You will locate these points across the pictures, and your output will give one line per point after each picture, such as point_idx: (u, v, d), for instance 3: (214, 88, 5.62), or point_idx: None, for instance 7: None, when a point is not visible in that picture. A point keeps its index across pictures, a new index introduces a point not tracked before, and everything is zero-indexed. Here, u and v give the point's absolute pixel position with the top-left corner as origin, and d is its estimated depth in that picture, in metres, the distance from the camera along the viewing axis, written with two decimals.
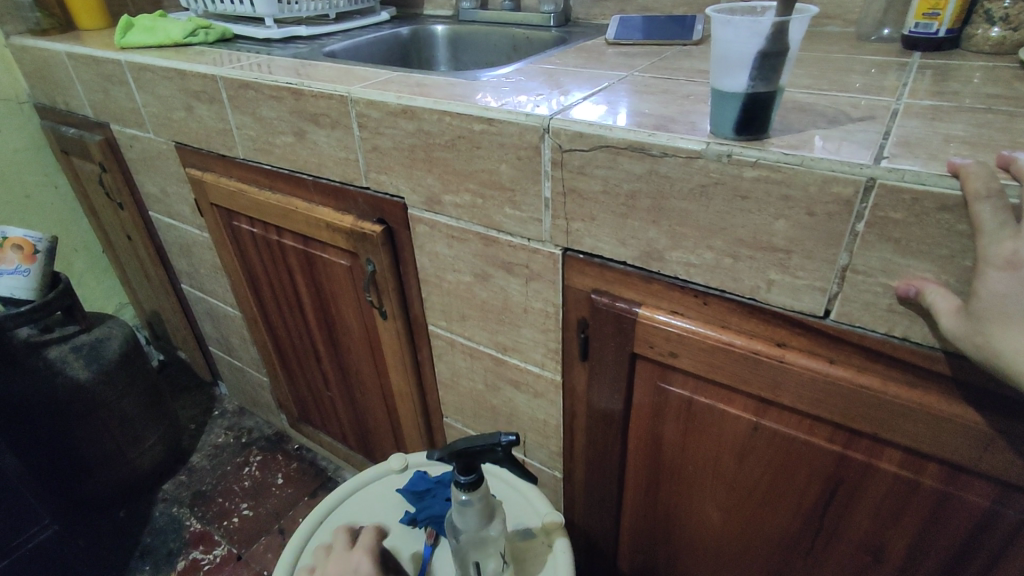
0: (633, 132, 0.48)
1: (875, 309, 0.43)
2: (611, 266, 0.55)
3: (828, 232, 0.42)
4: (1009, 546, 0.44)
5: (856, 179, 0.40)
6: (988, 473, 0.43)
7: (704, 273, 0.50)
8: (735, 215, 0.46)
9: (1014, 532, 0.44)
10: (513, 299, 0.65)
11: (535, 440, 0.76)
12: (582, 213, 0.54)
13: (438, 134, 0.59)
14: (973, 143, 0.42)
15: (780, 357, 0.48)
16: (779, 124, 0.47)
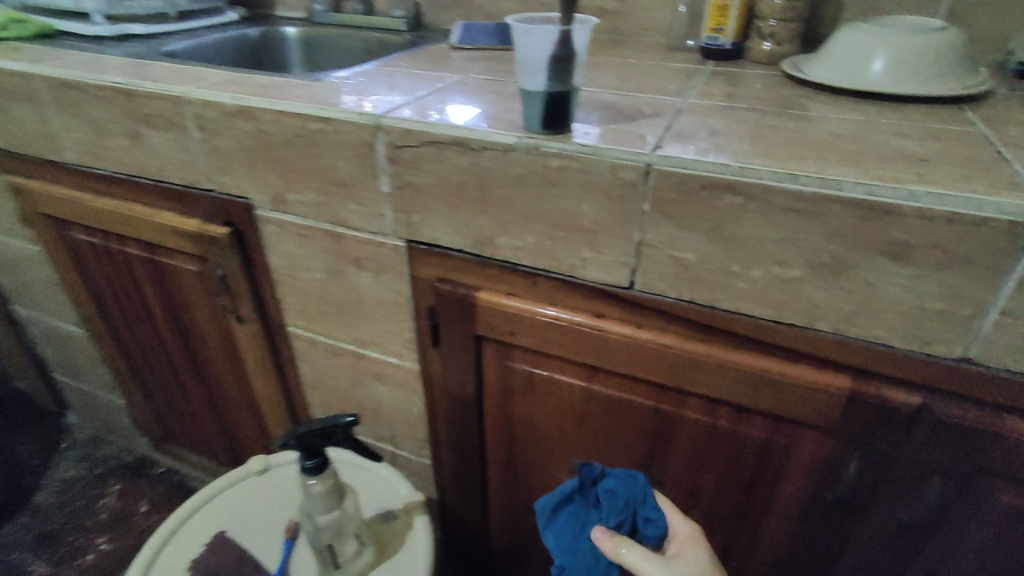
0: (456, 129, 0.52)
1: (666, 277, 0.50)
2: (450, 254, 0.59)
3: (622, 212, 0.49)
4: (783, 466, 0.54)
5: (636, 165, 0.46)
6: (762, 408, 0.52)
7: (529, 255, 0.55)
8: (548, 201, 0.51)
9: (784, 454, 0.53)
10: (366, 293, 0.67)
11: (402, 431, 0.79)
12: (419, 206, 0.57)
13: (277, 134, 0.60)
14: (730, 135, 0.51)
15: (597, 326, 0.55)
16: (583, 121, 0.53)
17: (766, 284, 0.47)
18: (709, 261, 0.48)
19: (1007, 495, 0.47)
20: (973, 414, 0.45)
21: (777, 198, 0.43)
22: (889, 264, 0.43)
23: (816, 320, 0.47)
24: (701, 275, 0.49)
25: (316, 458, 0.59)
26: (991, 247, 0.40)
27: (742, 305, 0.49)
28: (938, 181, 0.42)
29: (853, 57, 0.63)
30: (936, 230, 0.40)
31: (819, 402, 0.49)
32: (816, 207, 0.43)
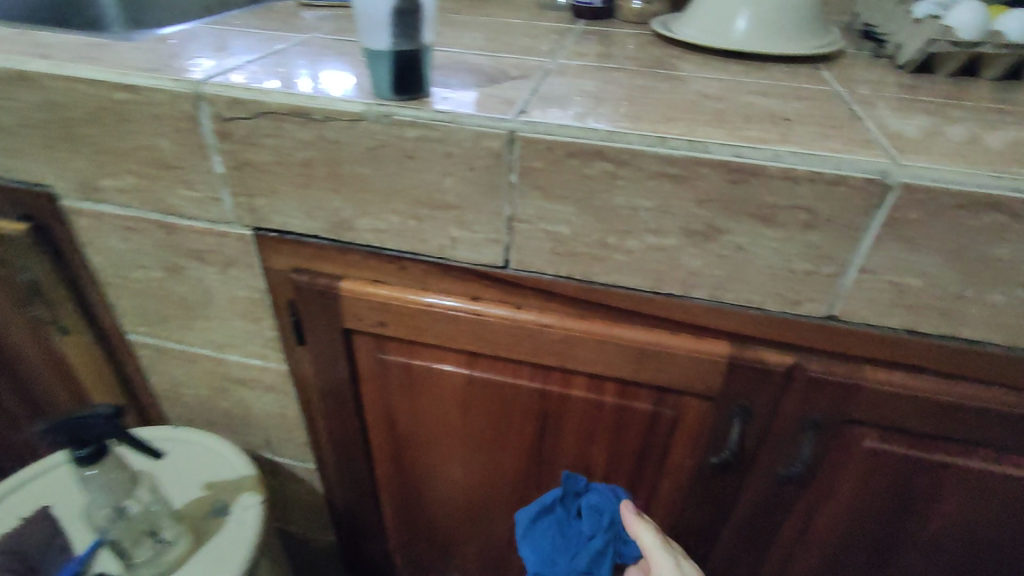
0: (293, 96, 0.45)
1: (541, 253, 0.47)
2: (305, 241, 0.52)
3: (489, 185, 0.45)
4: (671, 435, 0.54)
5: (498, 132, 0.42)
6: (646, 381, 0.50)
7: (394, 238, 0.50)
8: (408, 176, 0.46)
9: (670, 424, 0.53)
10: (214, 291, 0.59)
11: (278, 437, 0.71)
12: (261, 187, 0.50)
13: (72, 106, 0.49)
14: (598, 97, 0.47)
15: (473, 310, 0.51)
16: (443, 84, 0.48)
17: (642, 254, 0.45)
18: (584, 233, 0.45)
19: (870, 441, 0.49)
20: (838, 368, 0.46)
21: (647, 164, 0.41)
22: (758, 227, 0.42)
23: (692, 288, 0.46)
24: (576, 249, 0.46)
25: (87, 448, 0.52)
26: (851, 206, 0.39)
27: (620, 278, 0.47)
28: (801, 140, 0.41)
29: (717, 14, 0.62)
30: (800, 191, 0.40)
31: (700, 370, 0.48)
32: (685, 172, 0.41)
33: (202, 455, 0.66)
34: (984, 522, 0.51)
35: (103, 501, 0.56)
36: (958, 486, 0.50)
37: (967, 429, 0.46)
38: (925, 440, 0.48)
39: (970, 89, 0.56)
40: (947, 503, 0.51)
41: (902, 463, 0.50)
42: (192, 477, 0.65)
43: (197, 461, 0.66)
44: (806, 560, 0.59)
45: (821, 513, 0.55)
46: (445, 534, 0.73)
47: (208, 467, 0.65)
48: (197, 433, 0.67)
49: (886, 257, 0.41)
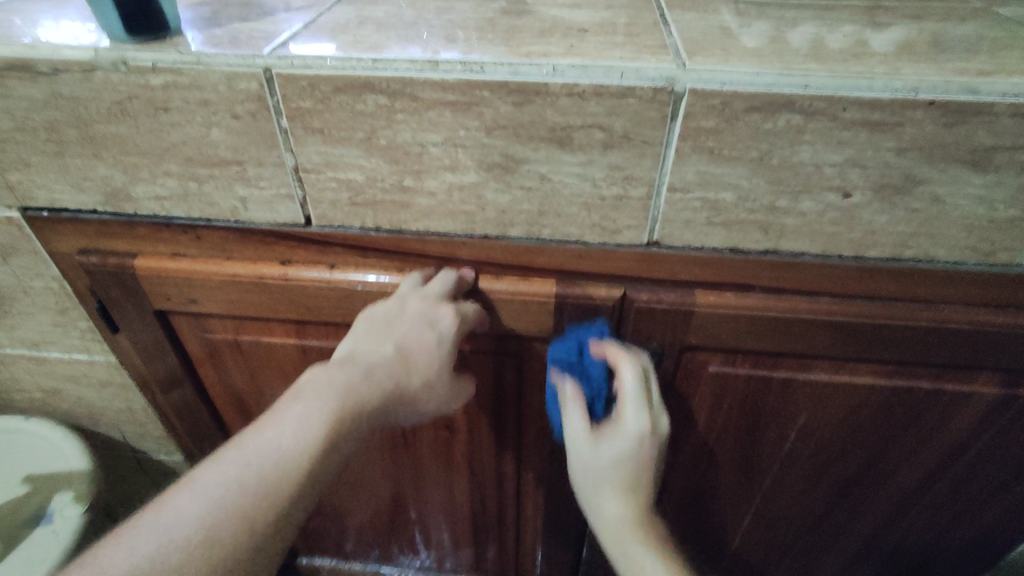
0: (7, 46, 0.38)
1: (341, 205, 0.43)
2: (83, 218, 0.46)
3: (261, 134, 0.39)
4: (520, 381, 0.52)
5: (252, 71, 0.37)
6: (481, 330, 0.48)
7: (179, 204, 0.44)
8: (170, 131, 0.40)
9: (516, 369, 0.51)
10: (5, 284, 0.52)
11: (134, 433, 0.66)
12: (10, 160, 0.43)
13: None
14: (383, 22, 0.42)
15: (283, 276, 0.46)
16: (203, 20, 0.41)
17: (446, 196, 0.41)
18: (380, 178, 0.41)
19: (714, 366, 0.48)
20: (666, 296, 0.44)
21: (423, 92, 0.36)
22: (556, 153, 0.38)
23: (507, 227, 0.42)
24: (376, 196, 0.42)
25: None
26: (645, 119, 0.36)
27: (432, 223, 0.43)
28: (590, 52, 0.37)
29: None
30: (589, 108, 0.36)
31: (531, 314, 0.46)
32: (466, 98, 0.36)
33: (38, 448, 0.60)
34: (836, 431, 0.51)
35: None
36: (804, 398, 0.49)
37: (801, 342, 0.45)
38: (765, 357, 0.47)
39: None
40: (798, 417, 0.51)
41: (747, 384, 0.49)
42: (21, 473, 0.59)
43: (25, 454, 0.59)
44: (680, 488, 0.59)
45: (684, 441, 0.54)
46: (332, 503, 0.71)
47: (31, 458, 0.59)
48: (41, 423, 0.61)
49: (693, 172, 0.38)
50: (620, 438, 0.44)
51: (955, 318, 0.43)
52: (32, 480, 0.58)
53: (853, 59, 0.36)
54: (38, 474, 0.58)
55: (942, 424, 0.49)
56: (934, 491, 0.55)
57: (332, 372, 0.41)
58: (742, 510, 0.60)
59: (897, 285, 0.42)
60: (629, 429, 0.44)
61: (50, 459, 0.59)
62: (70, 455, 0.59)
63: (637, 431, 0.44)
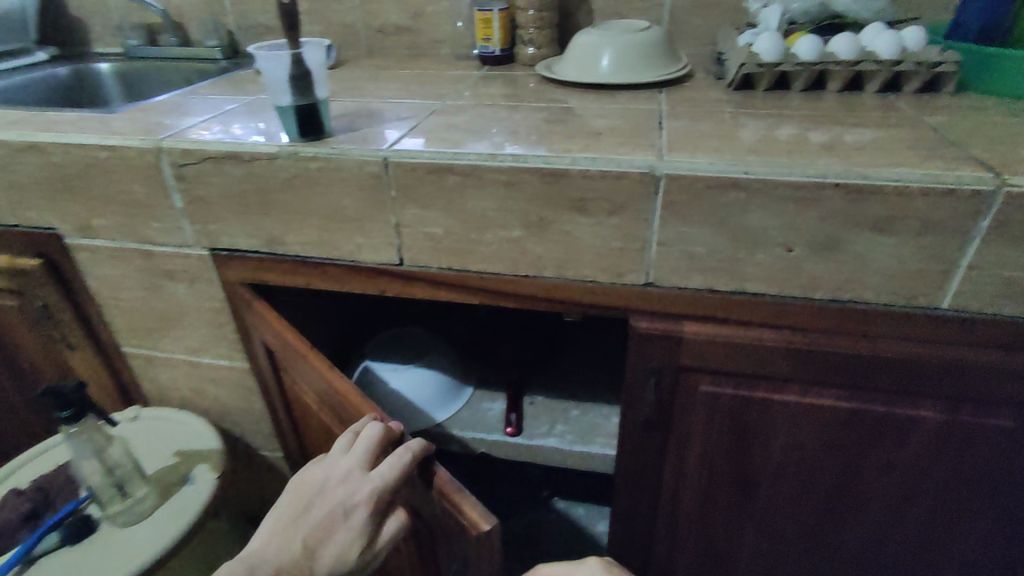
0: (226, 144, 0.59)
1: (425, 251, 0.60)
2: (249, 256, 0.66)
3: (377, 200, 0.58)
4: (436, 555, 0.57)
5: (376, 160, 0.56)
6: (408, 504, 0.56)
7: (315, 247, 0.63)
8: (317, 199, 0.60)
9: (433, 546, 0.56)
10: (186, 304, 0.73)
11: (250, 430, 0.84)
12: (211, 216, 0.64)
13: (69, 165, 0.64)
14: (462, 129, 0.61)
15: (306, 356, 0.62)
16: (343, 127, 0.62)
17: (499, 245, 0.58)
18: (453, 233, 0.59)
19: (704, 385, 0.61)
20: (662, 323, 0.58)
21: (486, 174, 0.54)
22: (575, 215, 0.55)
23: (542, 269, 0.58)
24: (449, 246, 0.59)
25: (75, 414, 0.60)
26: (637, 193, 0.52)
27: (487, 266, 0.60)
28: (598, 149, 0.54)
29: (585, 55, 0.77)
30: (595, 186, 0.53)
31: (430, 491, 0.51)
32: (512, 179, 0.54)
33: (186, 432, 0.78)
34: (812, 449, 0.62)
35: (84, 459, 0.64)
36: (781, 419, 0.60)
37: (770, 366, 0.57)
38: (744, 380, 0.60)
39: (780, 100, 0.69)
40: (778, 435, 0.62)
41: (733, 401, 0.61)
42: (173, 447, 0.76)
43: (179, 436, 0.77)
44: (686, 500, 0.69)
45: (685, 454, 0.66)
46: None
47: (184, 439, 0.77)
48: (187, 415, 0.79)
49: (673, 233, 0.53)
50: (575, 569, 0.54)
51: (892, 349, 0.54)
52: (180, 454, 0.75)
53: (785, 157, 0.51)
54: (186, 450, 0.75)
55: (902, 445, 0.59)
56: (910, 513, 0.63)
57: (266, 545, 0.53)
58: (743, 525, 0.70)
59: (843, 321, 0.54)
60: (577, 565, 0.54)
61: (197, 440, 0.76)
62: (211, 438, 0.76)
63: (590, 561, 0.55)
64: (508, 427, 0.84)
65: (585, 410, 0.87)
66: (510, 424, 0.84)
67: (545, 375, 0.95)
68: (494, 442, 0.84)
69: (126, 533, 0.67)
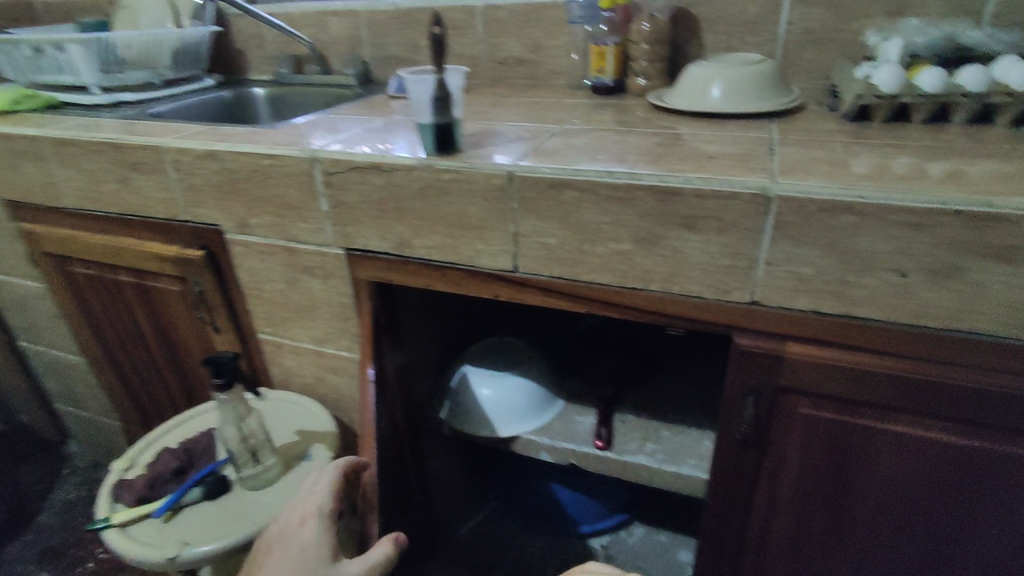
0: (372, 156, 0.68)
1: (538, 260, 0.65)
2: (380, 257, 0.74)
3: (499, 210, 0.64)
4: None
5: (502, 173, 0.62)
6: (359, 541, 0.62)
7: (438, 252, 0.70)
8: (445, 207, 0.66)
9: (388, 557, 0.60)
10: (319, 298, 0.82)
11: (358, 418, 0.92)
12: (352, 219, 0.72)
13: (238, 171, 0.75)
14: (580, 149, 0.66)
15: None
16: (471, 145, 0.69)
17: (609, 257, 0.62)
18: (567, 243, 0.63)
19: (802, 408, 0.61)
20: (764, 342, 0.60)
21: (603, 190, 0.59)
22: (685, 232, 0.58)
23: (648, 282, 0.62)
24: (563, 255, 0.64)
25: (228, 381, 0.69)
26: (748, 213, 0.55)
27: (597, 276, 0.64)
28: (711, 171, 0.57)
29: (696, 87, 0.80)
30: (707, 205, 0.55)
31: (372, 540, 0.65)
32: (627, 195, 0.58)
33: (307, 414, 0.87)
34: (916, 485, 0.60)
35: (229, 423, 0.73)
36: (884, 449, 0.59)
37: (874, 393, 0.57)
38: (847, 405, 0.59)
39: (898, 131, 0.69)
40: (880, 465, 0.60)
41: (833, 427, 0.60)
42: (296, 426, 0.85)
43: (302, 417, 0.86)
44: (777, 528, 0.69)
45: (778, 479, 0.66)
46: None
47: (305, 420, 0.85)
48: (309, 401, 0.88)
49: (784, 253, 0.55)
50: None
51: (1009, 384, 0.53)
52: (302, 433, 0.84)
53: (902, 184, 0.52)
54: (307, 430, 0.84)
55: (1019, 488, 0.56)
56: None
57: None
58: (836, 562, 0.68)
59: (958, 352, 0.53)
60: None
61: (317, 422, 0.85)
62: (329, 421, 0.85)
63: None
64: (598, 441, 0.87)
65: (676, 430, 0.88)
66: (601, 438, 0.87)
67: (635, 394, 0.97)
68: (583, 453, 0.87)
69: (254, 497, 0.75)
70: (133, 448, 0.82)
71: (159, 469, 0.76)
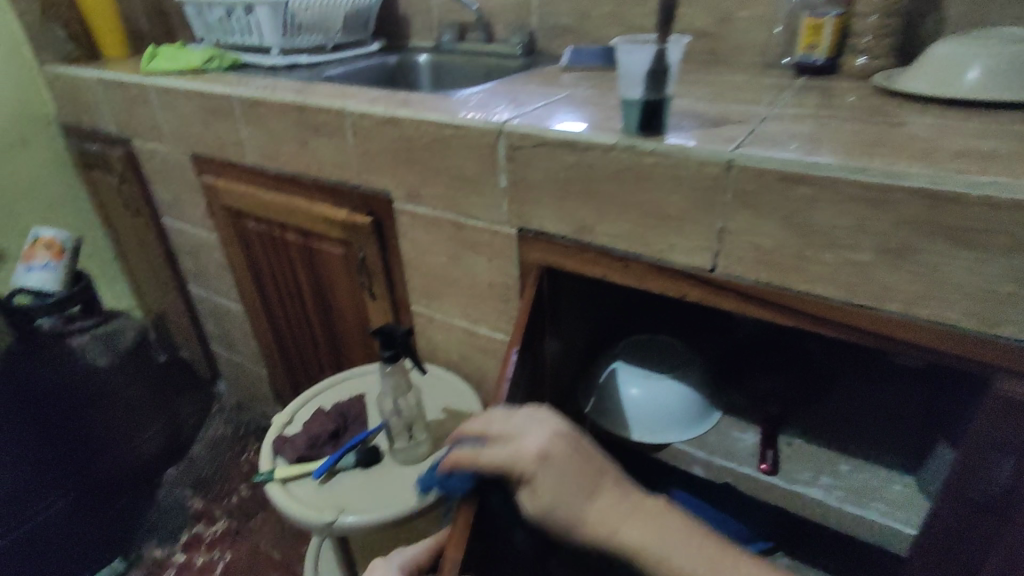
0: (565, 132, 0.62)
1: (743, 262, 0.57)
2: (556, 240, 0.69)
3: (707, 202, 0.56)
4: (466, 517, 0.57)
5: (720, 161, 0.54)
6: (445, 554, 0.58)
7: (623, 241, 0.64)
8: (642, 193, 0.60)
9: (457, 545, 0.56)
10: (480, 276, 0.79)
11: None
12: (530, 198, 0.68)
13: (418, 139, 0.73)
14: (811, 136, 0.56)
15: None
16: (676, 125, 0.61)
17: (838, 268, 0.52)
18: (785, 247, 0.54)
19: None
20: None
21: (848, 188, 0.49)
22: (952, 247, 0.47)
23: (884, 302, 0.52)
24: (776, 259, 0.55)
25: (396, 353, 0.69)
26: None
27: (816, 287, 0.54)
28: (1001, 175, 0.46)
29: (945, 67, 0.66)
30: (995, 217, 0.44)
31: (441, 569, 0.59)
32: (883, 197, 0.48)
33: (456, 393, 0.86)
34: None
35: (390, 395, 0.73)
36: None
37: None
38: None
39: None
40: None
41: None
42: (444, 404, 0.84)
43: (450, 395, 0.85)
44: None
45: None
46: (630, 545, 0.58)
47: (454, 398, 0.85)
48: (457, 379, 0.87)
49: None
50: (625, 525, 0.52)
51: None
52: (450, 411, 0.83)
53: None
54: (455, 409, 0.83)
55: None
56: None
57: None
58: None
59: None
60: (534, 433, 0.54)
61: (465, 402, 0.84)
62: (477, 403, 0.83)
63: (536, 446, 0.53)
64: (762, 463, 0.79)
65: (858, 466, 0.78)
66: (766, 461, 0.79)
67: (805, 418, 0.86)
68: (744, 475, 0.79)
69: (405, 471, 0.74)
70: (293, 404, 0.85)
71: (317, 428, 0.78)
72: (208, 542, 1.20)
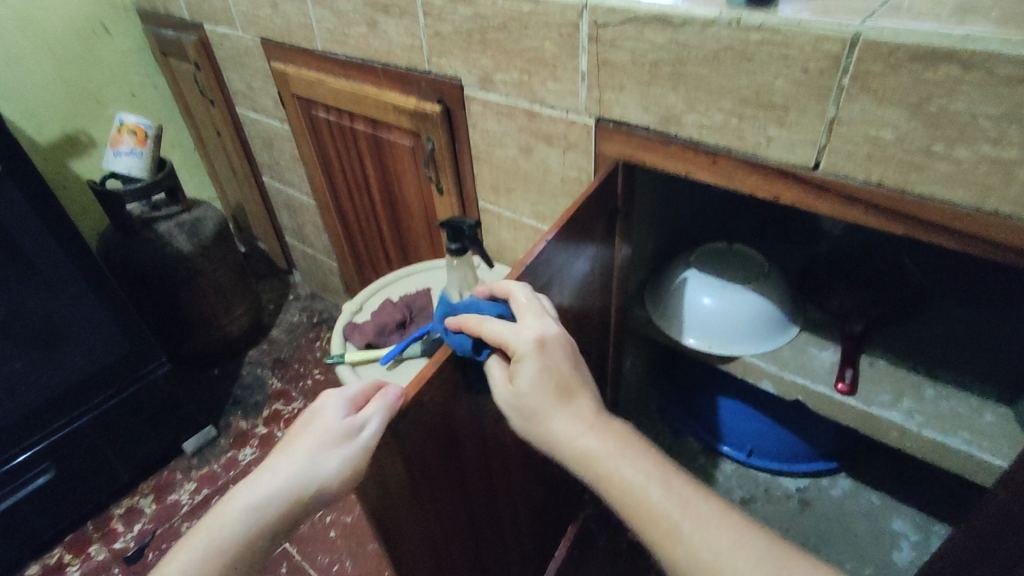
0: (658, 4, 0.54)
1: (855, 158, 0.51)
2: (636, 132, 0.64)
3: (819, 88, 0.49)
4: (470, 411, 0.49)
5: (842, 36, 0.46)
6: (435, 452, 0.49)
7: (715, 133, 0.58)
8: (742, 77, 0.53)
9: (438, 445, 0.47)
10: (553, 170, 0.75)
11: None
12: (613, 83, 0.62)
13: (492, 17, 0.67)
14: (961, 6, 0.47)
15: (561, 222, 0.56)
16: None
17: (973, 165, 0.45)
18: (910, 140, 0.47)
19: None
20: None
21: (1005, 68, 0.41)
22: None
23: None
24: (896, 156, 0.48)
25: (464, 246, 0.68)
26: None
27: (940, 189, 0.48)
28: None
29: None
30: None
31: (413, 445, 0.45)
32: None
33: None
34: None
35: (456, 288, 0.72)
36: None
37: None
38: None
39: None
40: None
41: None
42: None
43: None
44: None
45: None
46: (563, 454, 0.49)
47: None
48: None
49: None
50: (584, 433, 0.47)
51: None
52: None
53: None
54: None
55: None
56: None
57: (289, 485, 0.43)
58: None
59: None
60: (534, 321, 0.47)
61: None
62: None
63: (535, 333, 0.46)
64: (840, 383, 0.74)
65: (945, 392, 0.72)
66: (843, 381, 0.73)
67: (893, 338, 0.80)
68: (817, 393, 0.75)
69: None
70: (361, 294, 0.86)
71: (384, 318, 0.80)
72: (286, 418, 1.29)
